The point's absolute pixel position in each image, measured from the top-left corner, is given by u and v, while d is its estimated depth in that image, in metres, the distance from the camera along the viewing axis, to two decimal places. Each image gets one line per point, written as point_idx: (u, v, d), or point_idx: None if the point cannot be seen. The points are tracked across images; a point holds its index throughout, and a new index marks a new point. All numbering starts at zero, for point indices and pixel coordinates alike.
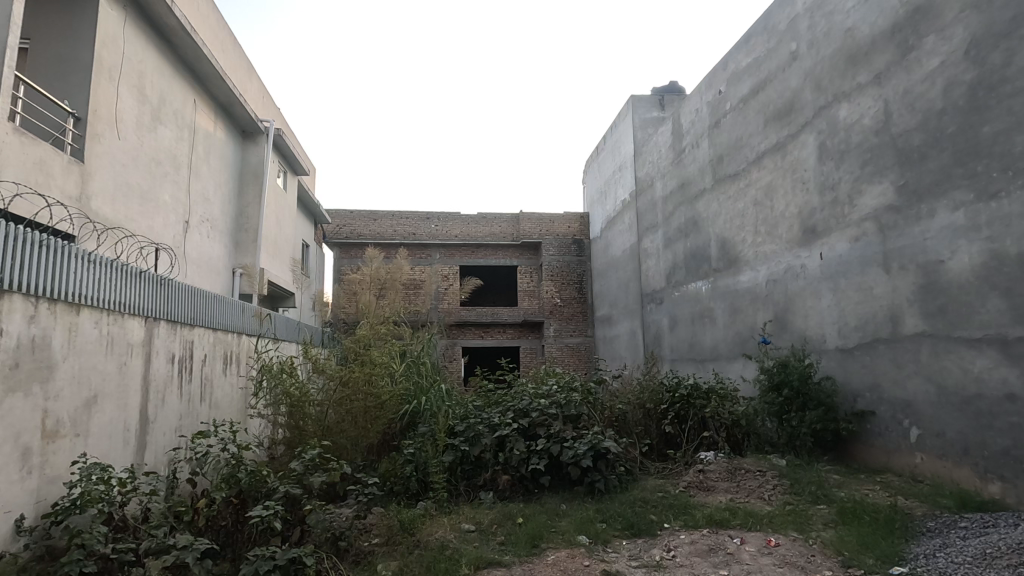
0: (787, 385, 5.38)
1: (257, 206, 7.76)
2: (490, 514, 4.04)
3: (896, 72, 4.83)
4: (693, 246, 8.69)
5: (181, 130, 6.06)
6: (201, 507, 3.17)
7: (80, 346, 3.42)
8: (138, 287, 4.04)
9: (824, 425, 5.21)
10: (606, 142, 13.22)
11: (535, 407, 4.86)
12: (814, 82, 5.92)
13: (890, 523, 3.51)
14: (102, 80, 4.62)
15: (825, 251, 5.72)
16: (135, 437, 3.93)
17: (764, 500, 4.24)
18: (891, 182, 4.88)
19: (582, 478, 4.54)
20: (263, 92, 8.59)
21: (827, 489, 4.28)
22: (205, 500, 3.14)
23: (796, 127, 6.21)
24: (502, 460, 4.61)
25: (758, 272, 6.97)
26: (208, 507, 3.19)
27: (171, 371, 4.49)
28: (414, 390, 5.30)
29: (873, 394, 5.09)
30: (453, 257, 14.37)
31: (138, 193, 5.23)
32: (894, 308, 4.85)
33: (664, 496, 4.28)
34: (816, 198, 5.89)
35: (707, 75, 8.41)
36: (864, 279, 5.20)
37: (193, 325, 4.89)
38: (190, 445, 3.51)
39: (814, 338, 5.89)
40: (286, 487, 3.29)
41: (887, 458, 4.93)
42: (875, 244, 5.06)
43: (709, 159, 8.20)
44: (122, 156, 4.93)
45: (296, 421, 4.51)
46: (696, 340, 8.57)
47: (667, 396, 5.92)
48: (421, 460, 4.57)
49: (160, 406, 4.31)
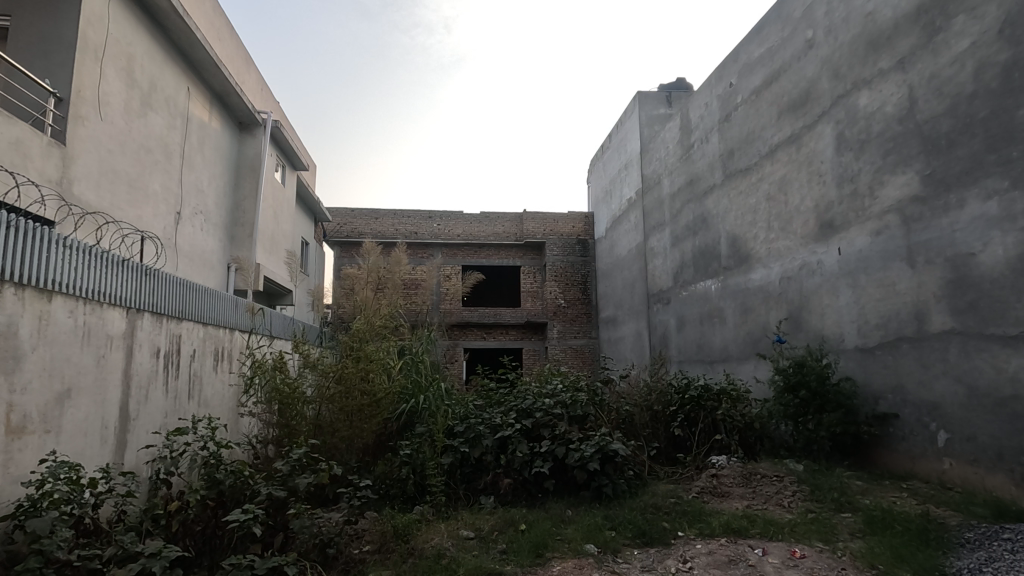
0: (803, 387, 5.12)
1: (253, 199, 7.56)
2: (491, 519, 3.79)
3: (922, 56, 4.58)
4: (702, 245, 8.42)
5: (173, 118, 5.84)
6: (175, 510, 2.94)
7: (52, 336, 3.18)
8: (119, 275, 3.80)
9: (844, 429, 4.89)
10: (612, 140, 12.99)
11: (539, 408, 4.63)
12: (831, 70, 5.68)
13: (924, 534, 3.25)
14: (88, 60, 4.41)
15: (844, 246, 5.46)
16: (115, 435, 3.70)
17: (783, 507, 3.97)
18: (916, 172, 4.62)
19: (589, 483, 4.28)
20: (262, 84, 8.41)
21: (851, 496, 4.02)
22: (179, 504, 2.89)
23: (812, 118, 5.96)
24: (503, 463, 4.36)
25: (770, 270, 6.71)
26: (182, 511, 2.93)
27: (156, 366, 4.26)
28: (412, 389, 5.04)
29: (896, 395, 4.82)
30: (455, 257, 14.14)
31: (126, 181, 5.01)
32: (919, 305, 4.58)
33: (677, 503, 3.99)
34: (833, 191, 5.63)
35: (717, 68, 8.18)
36: (886, 275, 4.93)
37: (181, 318, 4.65)
38: (164, 444, 3.25)
39: (831, 338, 5.62)
40: (270, 488, 3.03)
41: (911, 464, 4.65)
42: (898, 238, 4.79)
43: (718, 154, 7.96)
44: (109, 141, 4.72)
45: (286, 419, 4.25)
46: (705, 341, 8.30)
47: (676, 398, 5.66)
48: (418, 461, 4.30)
49: (143, 403, 4.06)
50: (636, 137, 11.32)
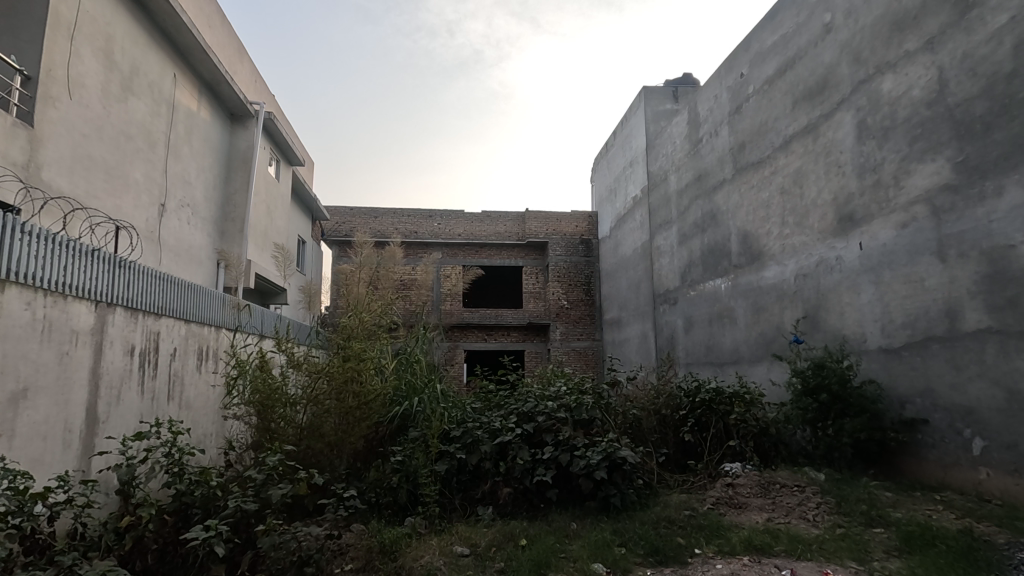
0: (824, 390, 4.79)
1: (244, 193, 7.25)
2: (488, 533, 3.47)
3: (953, 35, 4.27)
4: (711, 243, 8.10)
5: (158, 104, 5.56)
6: (127, 525, 2.62)
7: (5, 330, 2.88)
8: (85, 266, 3.49)
9: (869, 434, 4.56)
10: (616, 138, 12.70)
11: (541, 412, 4.29)
12: (852, 54, 5.36)
13: (970, 554, 2.93)
14: (59, 38, 4.13)
15: (866, 240, 5.13)
16: (80, 440, 3.39)
17: (808, 521, 3.63)
18: (947, 159, 4.31)
19: (595, 492, 3.97)
20: (254, 76, 8.14)
21: (881, 509, 3.69)
22: (130, 518, 2.59)
23: (830, 106, 5.65)
24: (503, 470, 4.05)
25: (785, 267, 6.38)
26: (137, 526, 2.64)
27: (130, 365, 3.95)
28: (406, 389, 4.68)
29: (925, 399, 4.49)
30: (456, 256, 13.85)
31: (103, 168, 4.72)
32: (951, 302, 4.26)
33: (691, 515, 3.65)
34: (854, 182, 5.31)
35: (727, 59, 7.87)
36: (913, 270, 4.60)
37: (159, 315, 4.34)
38: (121, 451, 2.92)
39: (852, 338, 5.29)
40: (240, 501, 2.72)
41: (942, 473, 4.32)
42: (927, 230, 4.47)
43: (728, 148, 7.65)
44: (83, 125, 4.43)
45: (266, 422, 3.89)
46: (714, 342, 7.98)
47: (686, 401, 5.32)
48: (410, 469, 3.95)
49: (114, 405, 3.75)
50: (641, 133, 11.02)
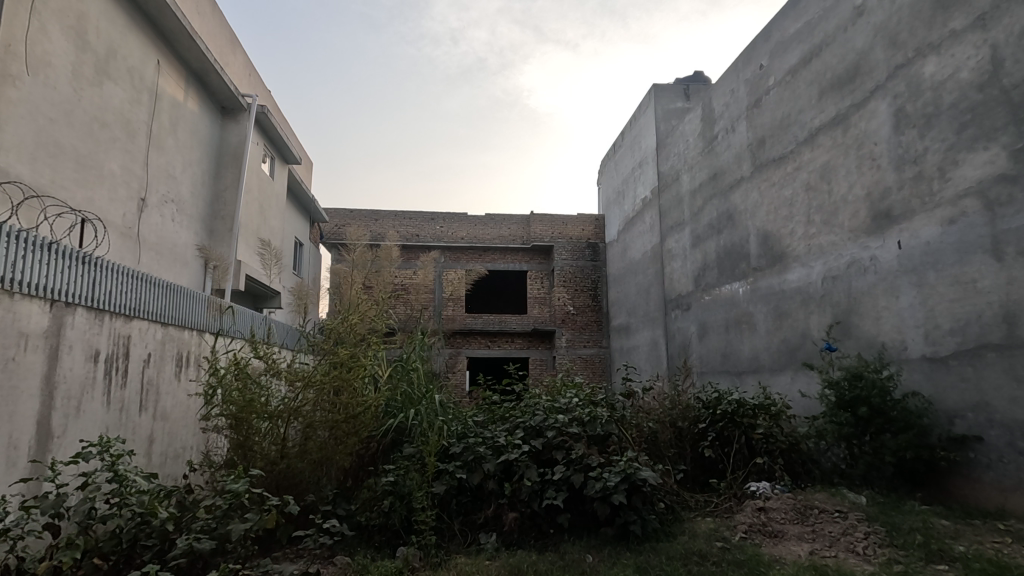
0: (863, 403, 4.33)
1: (235, 190, 6.86)
2: (492, 569, 3.03)
3: (1010, 9, 3.85)
4: (728, 244, 7.65)
5: (138, 93, 5.18)
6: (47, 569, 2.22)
7: None
8: (38, 262, 3.06)
9: (915, 453, 4.10)
10: (624, 138, 12.27)
11: (551, 426, 3.86)
12: (888, 37, 4.94)
13: None
14: (20, 11, 3.76)
15: (905, 238, 4.69)
16: (28, 459, 2.96)
17: (858, 556, 3.17)
18: (1004, 146, 3.87)
19: (612, 519, 3.53)
20: (247, 69, 7.74)
21: (942, 541, 3.23)
22: (51, 562, 2.23)
23: (863, 94, 5.22)
24: (509, 493, 3.58)
25: (810, 269, 5.95)
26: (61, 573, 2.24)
27: (93, 372, 3.51)
28: (401, 401, 4.25)
29: (978, 414, 4.04)
30: (458, 260, 13.46)
31: (73, 157, 4.35)
32: (1009, 306, 3.81)
33: (725, 548, 3.19)
34: (891, 176, 4.87)
35: (746, 50, 7.45)
36: (963, 271, 4.16)
37: (131, 317, 3.91)
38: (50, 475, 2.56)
39: (890, 346, 4.83)
40: (191, 540, 2.36)
41: (1001, 497, 3.86)
42: (979, 226, 4.04)
43: (747, 144, 7.22)
44: (49, 109, 4.08)
45: (241, 435, 3.41)
46: (731, 350, 7.55)
47: (706, 414, 4.86)
48: (404, 491, 3.48)
49: (73, 418, 3.32)
50: (651, 132, 10.60)
